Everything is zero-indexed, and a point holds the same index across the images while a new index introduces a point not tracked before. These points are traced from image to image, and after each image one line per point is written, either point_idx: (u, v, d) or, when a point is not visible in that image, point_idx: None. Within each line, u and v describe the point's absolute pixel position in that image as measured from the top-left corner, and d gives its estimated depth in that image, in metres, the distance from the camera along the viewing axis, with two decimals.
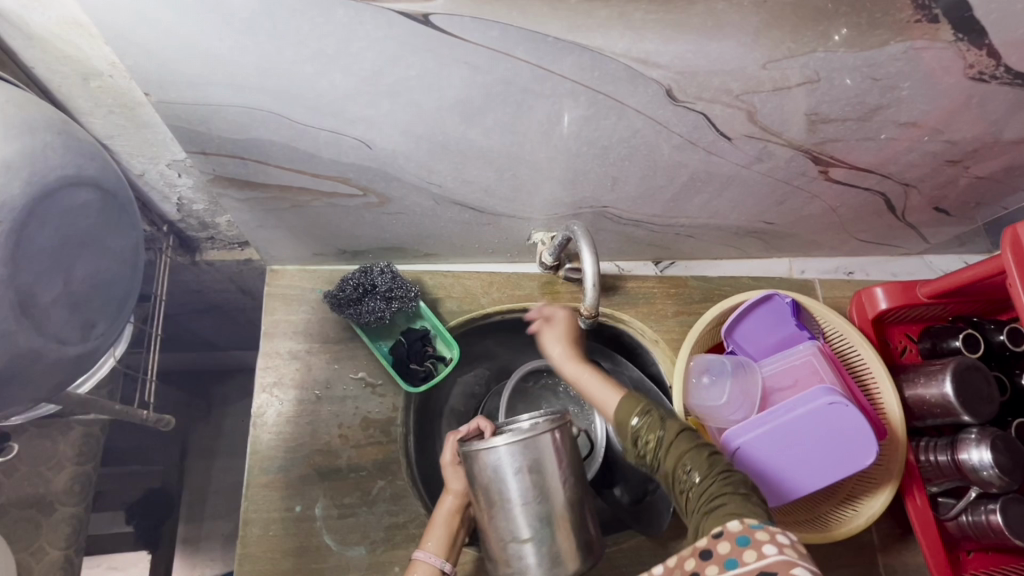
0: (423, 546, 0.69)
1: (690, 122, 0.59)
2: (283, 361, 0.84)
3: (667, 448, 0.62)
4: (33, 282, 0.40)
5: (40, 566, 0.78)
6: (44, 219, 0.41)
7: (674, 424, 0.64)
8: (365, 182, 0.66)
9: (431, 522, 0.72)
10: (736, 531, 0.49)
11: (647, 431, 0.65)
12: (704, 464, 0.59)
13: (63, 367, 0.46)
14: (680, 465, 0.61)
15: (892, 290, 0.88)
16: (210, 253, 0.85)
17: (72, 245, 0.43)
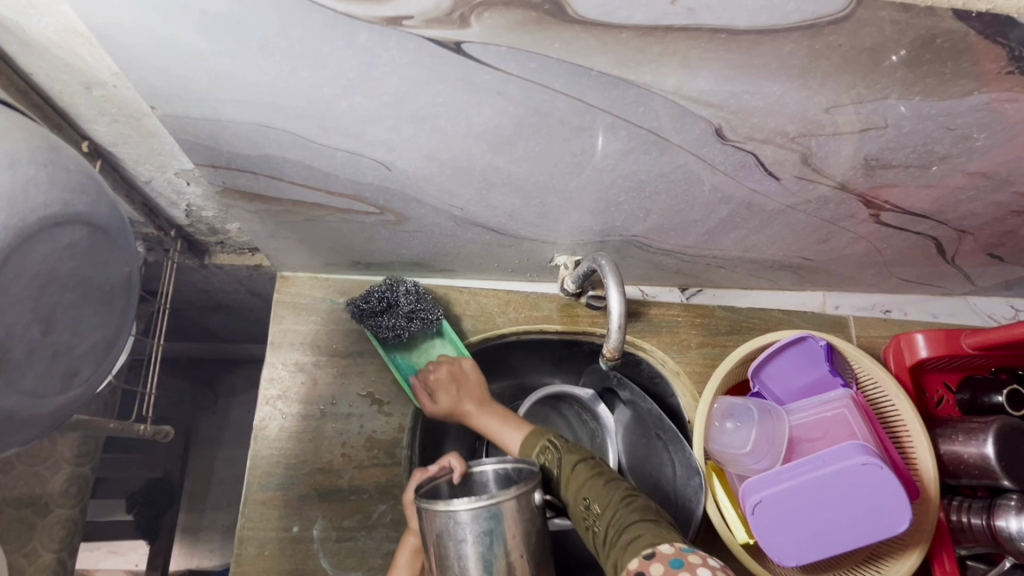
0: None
1: (736, 161, 0.55)
2: (289, 374, 0.81)
3: (566, 480, 0.65)
4: (7, 336, 0.37)
5: (32, 568, 0.76)
6: (20, 268, 0.37)
7: (570, 456, 0.67)
8: (382, 201, 0.62)
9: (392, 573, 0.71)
10: (669, 554, 0.49)
11: (546, 464, 0.68)
12: (601, 493, 0.61)
13: (44, 417, 0.43)
14: (582, 499, 0.62)
15: (934, 337, 0.83)
16: (219, 256, 0.81)
17: (56, 288, 0.40)
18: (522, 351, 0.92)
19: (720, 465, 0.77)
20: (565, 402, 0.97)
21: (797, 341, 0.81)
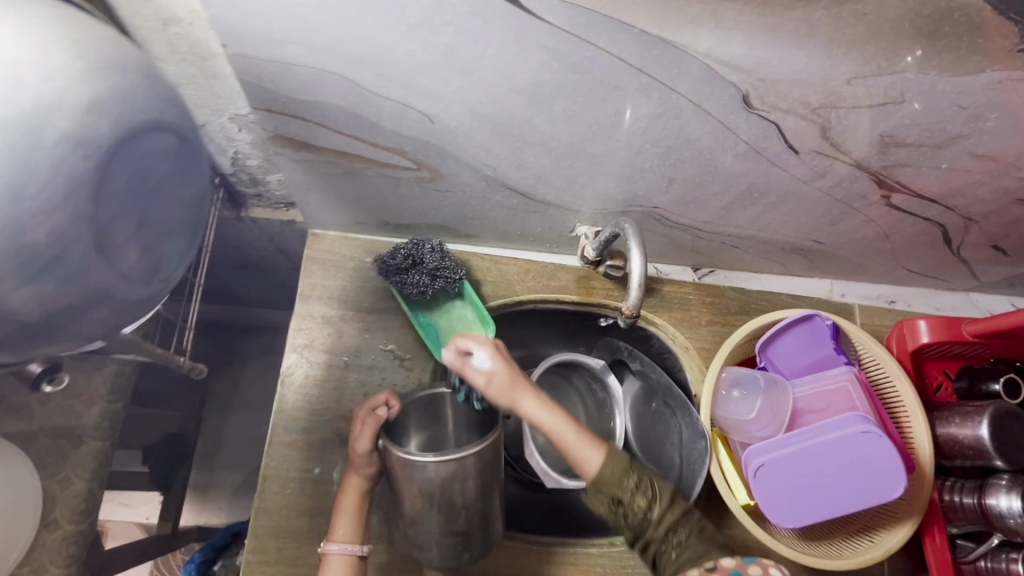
0: (333, 540, 0.71)
1: (759, 130, 0.58)
2: (316, 325, 0.84)
3: (662, 507, 0.62)
4: (109, 221, 0.43)
5: (63, 495, 0.80)
6: (125, 160, 0.43)
7: (665, 485, 0.63)
8: (421, 156, 0.65)
9: (336, 512, 0.73)
10: (730, 568, 0.54)
11: (637, 487, 0.62)
12: (694, 528, 0.61)
13: (124, 303, 0.49)
14: (674, 529, 0.61)
15: (936, 323, 0.86)
16: (255, 210, 0.84)
17: (148, 190, 0.46)
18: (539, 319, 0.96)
19: (724, 432, 0.81)
20: (576, 371, 0.99)
21: (804, 320, 0.84)
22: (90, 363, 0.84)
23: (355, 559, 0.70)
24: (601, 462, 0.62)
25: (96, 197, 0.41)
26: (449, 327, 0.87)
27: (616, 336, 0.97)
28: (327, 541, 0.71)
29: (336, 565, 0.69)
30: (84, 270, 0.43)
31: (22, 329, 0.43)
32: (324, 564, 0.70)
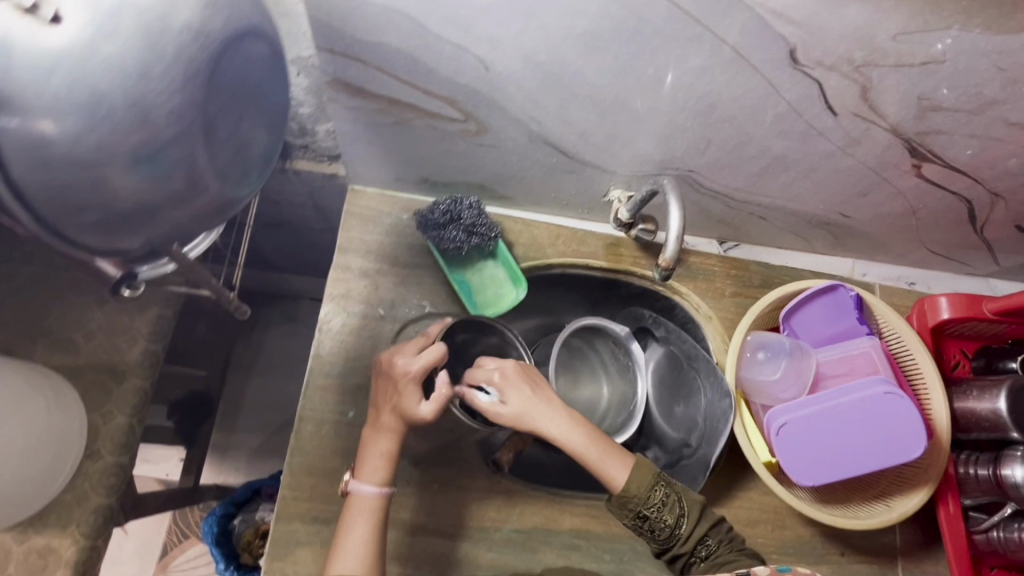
0: (362, 481, 0.68)
1: (801, 89, 0.61)
2: (353, 277, 0.87)
3: (691, 521, 0.70)
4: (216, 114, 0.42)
5: (106, 428, 0.82)
6: (234, 60, 0.42)
7: (693, 500, 0.71)
8: (470, 107, 0.68)
9: (364, 453, 0.70)
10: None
11: (666, 503, 0.69)
12: (719, 535, 0.71)
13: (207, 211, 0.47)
14: (702, 539, 0.70)
15: (956, 300, 0.88)
16: (299, 162, 0.87)
17: (246, 95, 0.45)
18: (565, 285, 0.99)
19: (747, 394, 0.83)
20: (600, 336, 0.98)
21: (828, 291, 0.86)
22: (134, 305, 0.87)
23: (384, 500, 0.68)
24: (626, 476, 0.69)
25: (210, 83, 0.41)
26: (481, 285, 0.89)
27: (641, 305, 1.00)
28: (355, 481, 0.69)
29: (363, 505, 0.67)
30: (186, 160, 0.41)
31: (107, 220, 0.41)
32: (350, 502, 0.68)
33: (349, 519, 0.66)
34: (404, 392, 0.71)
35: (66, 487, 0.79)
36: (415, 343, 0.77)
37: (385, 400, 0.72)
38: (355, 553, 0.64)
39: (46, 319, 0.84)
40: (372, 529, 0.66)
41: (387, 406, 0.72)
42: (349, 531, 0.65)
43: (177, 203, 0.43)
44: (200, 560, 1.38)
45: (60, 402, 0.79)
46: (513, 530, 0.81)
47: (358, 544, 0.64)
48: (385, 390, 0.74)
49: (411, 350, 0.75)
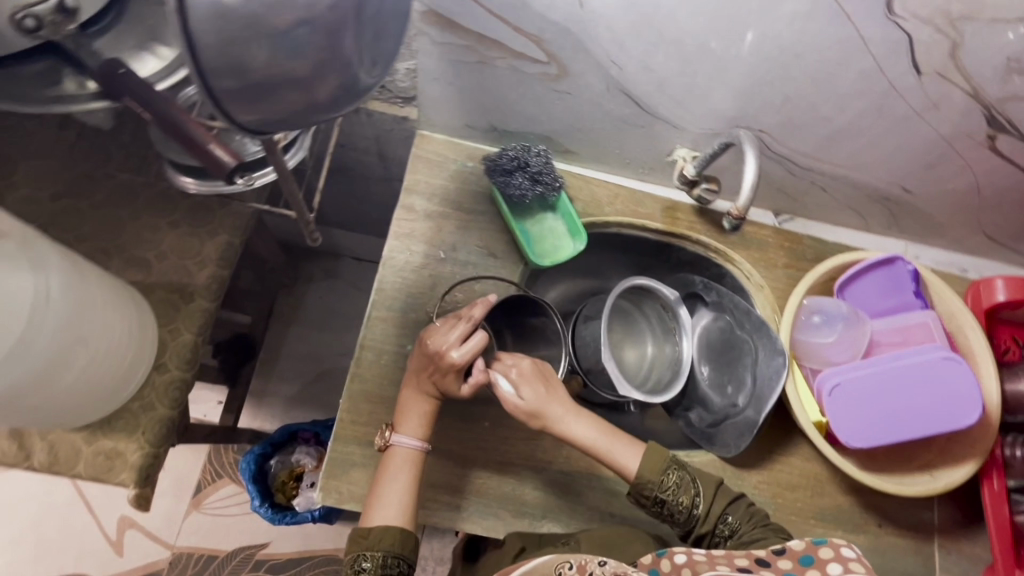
0: (400, 435, 0.74)
1: (891, 42, 0.63)
2: (417, 218, 0.89)
3: (706, 500, 0.73)
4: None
5: (173, 344, 0.85)
6: None
7: (707, 481, 0.75)
8: (556, 48, 0.70)
9: (402, 410, 0.75)
10: (800, 551, 0.55)
11: (678, 484, 0.73)
12: (740, 513, 0.73)
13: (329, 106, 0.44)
14: (721, 517, 0.73)
15: (1013, 283, 0.88)
16: (373, 102, 0.90)
17: None
18: (618, 246, 1.00)
19: (799, 356, 0.86)
20: (648, 300, 1.00)
21: (885, 264, 0.86)
22: (204, 231, 0.90)
23: (420, 454, 0.74)
24: (639, 465, 0.74)
25: None
26: (540, 236, 0.92)
27: (691, 272, 1.00)
28: (394, 434, 0.74)
29: (402, 457, 0.73)
30: (330, 26, 0.39)
31: (245, 88, 0.40)
32: (388, 453, 0.74)
33: (388, 468, 0.73)
34: (446, 376, 0.73)
35: (133, 396, 0.82)
36: (462, 327, 0.74)
37: (427, 372, 0.75)
38: (392, 499, 0.71)
39: (122, 236, 0.87)
40: (409, 478, 0.72)
41: (428, 378, 0.75)
42: (387, 480, 0.72)
43: (300, 86, 0.41)
44: (231, 501, 1.42)
45: (139, 316, 0.80)
46: (557, 472, 0.83)
47: (395, 494, 0.71)
48: (428, 366, 0.75)
49: (456, 336, 0.74)
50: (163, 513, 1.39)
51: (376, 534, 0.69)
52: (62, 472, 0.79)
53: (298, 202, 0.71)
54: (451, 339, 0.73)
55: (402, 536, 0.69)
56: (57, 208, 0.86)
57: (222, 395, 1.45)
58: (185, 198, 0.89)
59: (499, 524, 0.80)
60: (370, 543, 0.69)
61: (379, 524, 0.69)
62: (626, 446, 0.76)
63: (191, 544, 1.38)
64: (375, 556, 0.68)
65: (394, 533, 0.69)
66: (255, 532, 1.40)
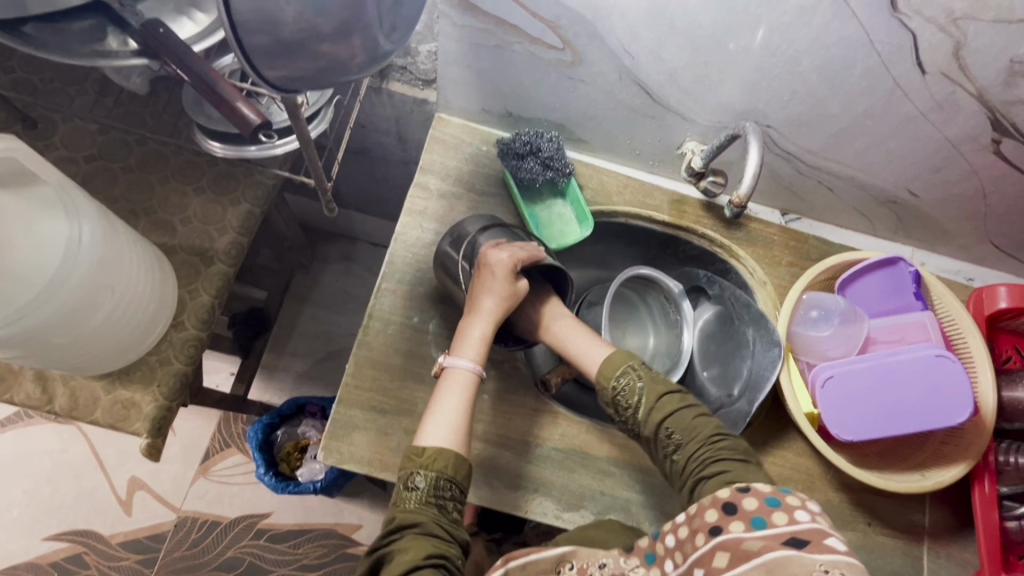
0: (458, 357, 0.78)
1: (895, 40, 0.65)
2: (430, 197, 0.92)
3: (649, 409, 0.75)
4: None
5: (192, 303, 0.89)
6: None
7: (654, 386, 0.76)
8: (571, 34, 0.73)
9: (461, 336, 0.80)
10: (766, 493, 0.61)
11: (628, 388, 0.77)
12: (685, 428, 0.73)
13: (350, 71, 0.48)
14: (663, 426, 0.74)
15: (1016, 290, 0.89)
16: (395, 84, 0.93)
17: None
18: (625, 236, 1.01)
19: (795, 350, 0.87)
20: (652, 291, 1.02)
21: (888, 265, 0.87)
22: (227, 199, 0.94)
23: (475, 378, 0.77)
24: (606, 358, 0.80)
25: None
26: (549, 221, 0.95)
27: (697, 267, 1.01)
28: (452, 357, 0.78)
29: (459, 377, 0.76)
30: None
31: (277, 45, 0.43)
32: (445, 375, 0.77)
33: (445, 387, 0.76)
34: (498, 281, 0.80)
35: (151, 349, 0.86)
36: (526, 252, 0.82)
37: (487, 287, 0.80)
38: (445, 417, 0.73)
39: (151, 199, 0.91)
40: (465, 399, 0.75)
41: (490, 293, 0.80)
42: (443, 398, 0.74)
43: (326, 43, 0.44)
44: (238, 469, 1.46)
45: (164, 274, 0.84)
46: (552, 448, 0.85)
47: (450, 413, 0.73)
48: (489, 281, 0.80)
49: (513, 254, 0.81)
50: (172, 477, 1.44)
51: (431, 453, 0.69)
52: (82, 417, 0.83)
53: (318, 172, 0.75)
54: (512, 256, 0.81)
55: (456, 460, 0.69)
56: (92, 169, 0.90)
57: (234, 367, 1.50)
58: (211, 166, 0.93)
59: (492, 495, 0.82)
60: (424, 462, 0.69)
61: (434, 444, 0.70)
62: (597, 341, 0.84)
63: (196, 509, 1.42)
64: (430, 474, 0.68)
65: (449, 456, 0.69)
66: (259, 501, 1.44)
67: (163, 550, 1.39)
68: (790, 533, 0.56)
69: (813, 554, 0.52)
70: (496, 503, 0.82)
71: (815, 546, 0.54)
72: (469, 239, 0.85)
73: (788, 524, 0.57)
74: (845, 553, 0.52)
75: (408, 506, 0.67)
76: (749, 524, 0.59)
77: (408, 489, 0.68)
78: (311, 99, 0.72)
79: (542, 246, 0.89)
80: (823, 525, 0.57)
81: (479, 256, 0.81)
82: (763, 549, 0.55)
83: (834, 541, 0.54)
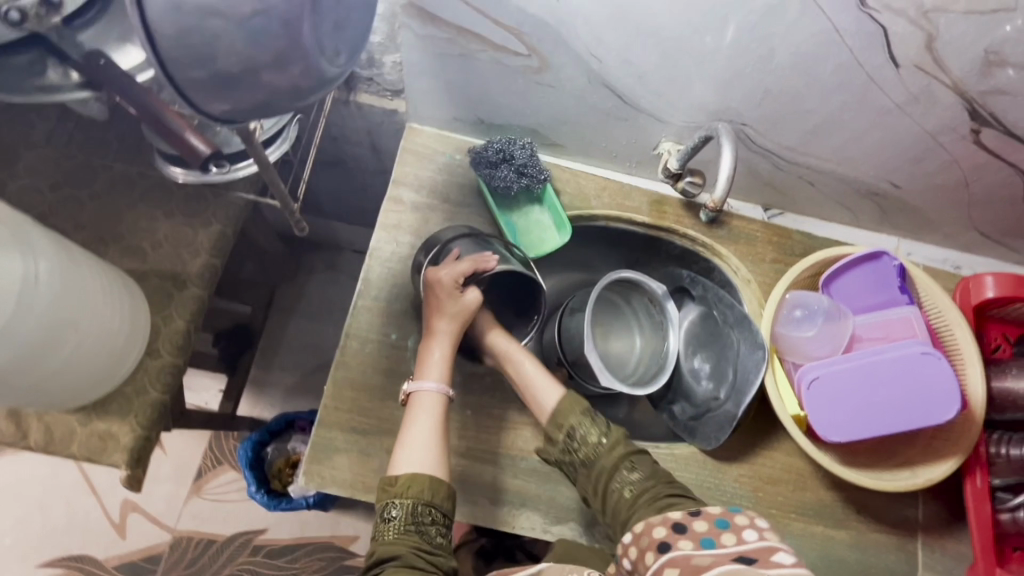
0: (423, 380, 0.76)
1: (866, 34, 0.63)
2: (405, 210, 0.90)
3: (607, 447, 0.76)
4: None
5: (167, 329, 0.87)
6: None
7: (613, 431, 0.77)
8: (535, 40, 0.71)
9: (423, 359, 0.79)
10: (715, 515, 0.62)
11: (590, 422, 0.78)
12: (643, 467, 0.75)
13: (295, 99, 0.46)
14: (621, 464, 0.75)
15: (1003, 279, 0.87)
16: (364, 96, 0.91)
17: None
18: (605, 239, 1.00)
19: (781, 350, 0.87)
20: (635, 293, 1.00)
21: (872, 259, 0.86)
22: (198, 220, 0.92)
23: (444, 398, 0.76)
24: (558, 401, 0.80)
25: None
26: (527, 228, 0.94)
27: (679, 267, 1.00)
28: (417, 381, 0.77)
29: (427, 401, 0.75)
30: (288, 16, 0.41)
31: (213, 79, 0.42)
32: (412, 401, 0.76)
33: (414, 413, 0.74)
34: (445, 301, 0.80)
35: (127, 379, 0.85)
36: (468, 263, 0.81)
37: (438, 308, 0.79)
38: (420, 444, 0.71)
39: (120, 224, 0.89)
40: (436, 421, 0.74)
41: (443, 314, 0.80)
42: (414, 423, 0.73)
43: (267, 74, 0.43)
44: (231, 487, 1.45)
45: (133, 303, 0.83)
46: (537, 461, 0.84)
47: (421, 437, 0.72)
48: (440, 301, 0.80)
49: (456, 272, 0.80)
50: (165, 497, 1.42)
51: (404, 481, 0.68)
52: (58, 451, 0.82)
53: (282, 193, 0.73)
54: (455, 271, 0.80)
55: (432, 483, 0.68)
56: (57, 197, 0.88)
57: (223, 384, 1.48)
58: (180, 188, 0.91)
59: (479, 512, 0.81)
60: (398, 490, 0.68)
61: (408, 471, 0.69)
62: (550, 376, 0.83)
63: (191, 528, 1.41)
64: (405, 502, 0.67)
65: (422, 480, 0.68)
66: (254, 517, 1.43)
67: (160, 570, 1.38)
68: (738, 552, 0.55)
69: (762, 569, 0.51)
70: (482, 520, 0.80)
71: (763, 562, 0.53)
72: (439, 248, 0.84)
73: (736, 544, 0.57)
74: (793, 566, 0.51)
75: (387, 538, 0.65)
76: (698, 542, 0.60)
77: (385, 520, 0.67)
78: (267, 122, 0.70)
79: (521, 254, 0.88)
80: (772, 541, 0.57)
81: (424, 278, 0.81)
82: (712, 564, 0.54)
83: (781, 556, 0.54)
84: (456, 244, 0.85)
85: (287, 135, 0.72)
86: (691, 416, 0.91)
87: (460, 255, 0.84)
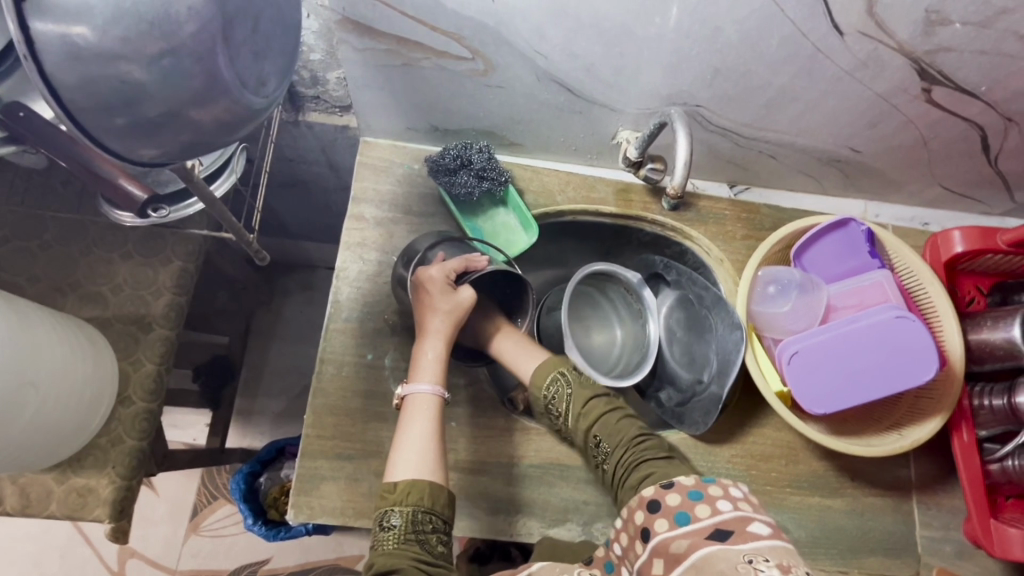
0: (417, 383, 0.74)
1: (807, 6, 0.62)
2: (367, 226, 0.88)
3: (577, 416, 0.75)
4: (235, 13, 0.42)
5: (137, 375, 0.85)
6: None
7: (583, 390, 0.76)
8: (477, 43, 0.69)
9: (416, 361, 0.77)
10: (688, 486, 0.61)
11: (559, 395, 0.77)
12: (612, 431, 0.73)
13: (212, 133, 0.45)
14: (591, 434, 0.74)
15: (970, 233, 0.87)
16: (312, 114, 0.89)
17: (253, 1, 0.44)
18: (575, 233, 0.98)
19: (759, 329, 0.87)
20: (611, 284, 0.99)
21: (840, 227, 0.86)
22: (156, 259, 0.90)
23: (440, 400, 0.74)
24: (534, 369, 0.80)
25: None
26: (494, 232, 0.93)
27: (651, 253, 0.99)
28: (410, 384, 0.75)
29: (422, 403, 0.73)
30: (198, 54, 0.41)
31: (135, 125, 0.41)
32: (408, 405, 0.74)
33: (408, 417, 0.72)
34: (438, 297, 0.78)
35: (100, 431, 0.83)
36: (459, 261, 0.81)
37: (429, 307, 0.78)
38: (415, 448, 0.69)
39: (75, 272, 0.86)
40: (431, 424, 0.72)
41: (436, 312, 0.78)
42: (409, 427, 0.71)
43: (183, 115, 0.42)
44: (229, 521, 1.43)
45: (96, 351, 0.80)
46: (529, 465, 0.83)
47: (420, 438, 0.70)
48: (432, 300, 0.78)
49: (447, 268, 0.80)
50: (161, 539, 1.40)
51: (403, 487, 0.66)
52: (37, 513, 0.80)
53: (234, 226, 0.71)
54: (445, 268, 0.80)
55: (431, 490, 0.66)
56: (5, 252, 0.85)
57: (208, 418, 1.46)
58: (133, 229, 0.89)
59: (477, 524, 0.79)
60: (397, 498, 0.65)
61: (405, 477, 0.66)
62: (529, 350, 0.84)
63: (192, 567, 1.39)
64: (404, 510, 0.65)
65: (421, 488, 0.66)
66: (254, 548, 1.41)
67: None
68: (714, 526, 0.56)
69: (738, 545, 0.53)
70: (480, 532, 0.79)
71: (739, 536, 0.54)
72: (422, 254, 0.82)
73: (711, 516, 0.57)
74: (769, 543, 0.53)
75: (386, 547, 0.63)
76: (673, 519, 0.59)
77: (384, 529, 0.64)
78: (207, 159, 0.68)
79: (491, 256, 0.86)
80: (747, 512, 0.58)
81: (413, 278, 0.80)
82: (690, 549, 0.55)
83: (756, 527, 0.55)
84: (440, 249, 0.84)
85: (233, 168, 0.71)
86: (677, 402, 0.90)
87: (445, 259, 0.83)
